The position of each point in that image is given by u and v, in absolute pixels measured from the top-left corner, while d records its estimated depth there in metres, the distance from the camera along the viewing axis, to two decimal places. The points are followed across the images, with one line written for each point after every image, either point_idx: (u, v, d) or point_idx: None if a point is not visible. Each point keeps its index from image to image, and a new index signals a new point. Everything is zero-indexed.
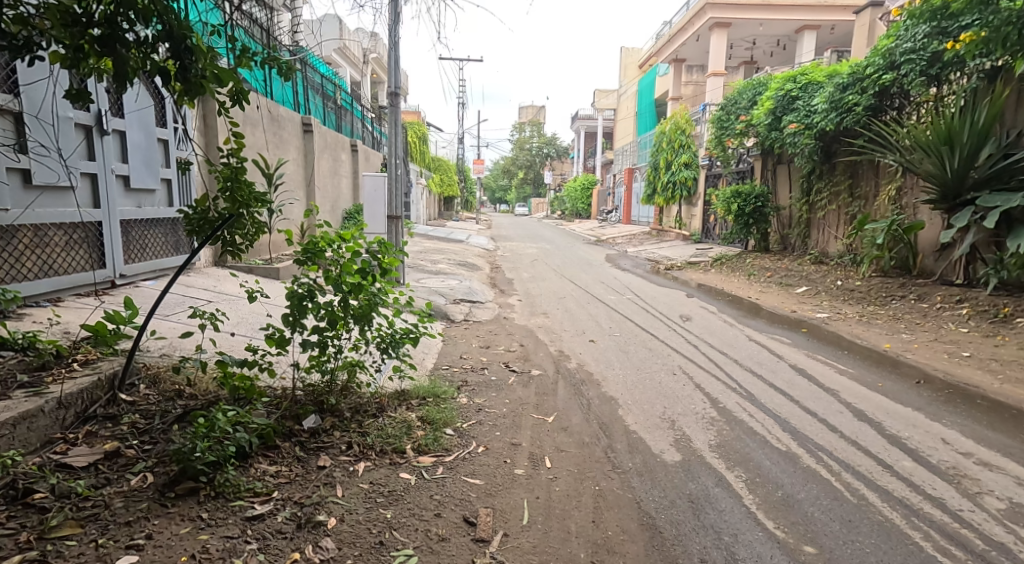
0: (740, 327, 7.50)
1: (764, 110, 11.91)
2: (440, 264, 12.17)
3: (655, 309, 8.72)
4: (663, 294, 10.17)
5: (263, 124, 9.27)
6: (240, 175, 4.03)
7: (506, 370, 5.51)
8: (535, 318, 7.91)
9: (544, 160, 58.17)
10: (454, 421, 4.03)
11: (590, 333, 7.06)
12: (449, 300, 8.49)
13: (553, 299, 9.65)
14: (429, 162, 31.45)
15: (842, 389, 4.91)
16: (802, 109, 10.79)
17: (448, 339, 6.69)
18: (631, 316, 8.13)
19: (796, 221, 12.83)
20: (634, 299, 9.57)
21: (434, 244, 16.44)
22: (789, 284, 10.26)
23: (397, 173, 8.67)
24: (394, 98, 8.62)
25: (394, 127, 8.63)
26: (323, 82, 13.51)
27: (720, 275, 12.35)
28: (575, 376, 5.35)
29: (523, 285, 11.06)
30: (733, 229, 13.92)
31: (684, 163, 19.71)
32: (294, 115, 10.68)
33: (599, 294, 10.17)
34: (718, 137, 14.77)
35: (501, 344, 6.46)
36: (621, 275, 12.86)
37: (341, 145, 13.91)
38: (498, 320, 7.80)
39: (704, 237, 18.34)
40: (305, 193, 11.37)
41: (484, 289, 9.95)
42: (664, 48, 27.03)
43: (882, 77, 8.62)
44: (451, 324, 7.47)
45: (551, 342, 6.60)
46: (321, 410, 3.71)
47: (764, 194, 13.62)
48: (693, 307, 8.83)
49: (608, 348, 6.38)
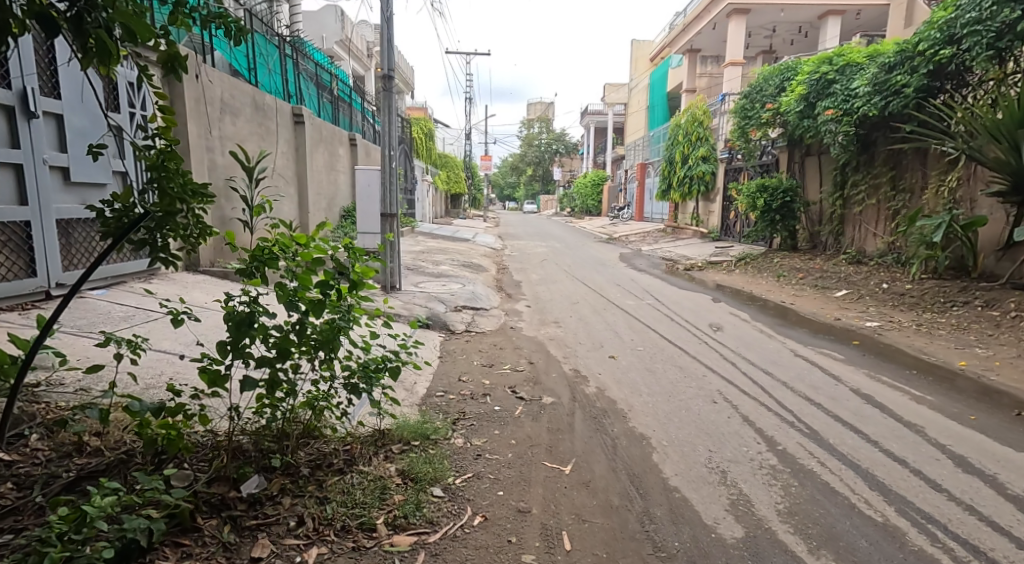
0: (779, 338, 6.58)
1: (795, 95, 10.94)
2: (442, 265, 11.32)
3: (680, 316, 7.80)
4: (686, 299, 9.25)
5: (245, 112, 8.42)
6: (172, 162, 3.18)
7: (512, 398, 4.62)
8: (546, 329, 7.02)
9: (553, 156, 57.25)
10: (445, 476, 3.17)
11: (608, 346, 6.17)
12: (450, 308, 7.62)
13: (565, 304, 8.76)
14: (435, 159, 30.57)
15: (927, 423, 4.00)
16: (840, 92, 9.83)
17: (446, 356, 5.80)
18: (654, 325, 7.22)
19: (828, 217, 11.85)
20: (655, 304, 8.66)
21: (439, 244, 15.59)
22: (826, 288, 9.31)
23: (391, 165, 7.82)
24: (387, 81, 7.75)
25: (388, 115, 7.77)
26: (318, 71, 12.68)
27: (745, 277, 11.41)
28: (595, 405, 4.46)
29: (532, 289, 10.19)
30: (758, 226, 12.95)
31: (702, 157, 18.72)
32: (282, 105, 9.82)
33: (616, 298, 9.27)
34: (740, 127, 13.76)
35: (507, 362, 5.57)
36: (637, 277, 11.95)
37: (338, 139, 13.06)
38: (504, 331, 6.91)
39: (724, 235, 17.38)
40: (297, 189, 10.53)
41: (490, 294, 9.08)
42: (678, 38, 26.00)
43: (937, 54, 7.69)
44: (451, 337, 6.61)
45: (564, 359, 5.71)
46: (270, 468, 2.85)
47: (792, 189, 12.64)
48: (722, 314, 7.92)
49: (631, 366, 5.47)
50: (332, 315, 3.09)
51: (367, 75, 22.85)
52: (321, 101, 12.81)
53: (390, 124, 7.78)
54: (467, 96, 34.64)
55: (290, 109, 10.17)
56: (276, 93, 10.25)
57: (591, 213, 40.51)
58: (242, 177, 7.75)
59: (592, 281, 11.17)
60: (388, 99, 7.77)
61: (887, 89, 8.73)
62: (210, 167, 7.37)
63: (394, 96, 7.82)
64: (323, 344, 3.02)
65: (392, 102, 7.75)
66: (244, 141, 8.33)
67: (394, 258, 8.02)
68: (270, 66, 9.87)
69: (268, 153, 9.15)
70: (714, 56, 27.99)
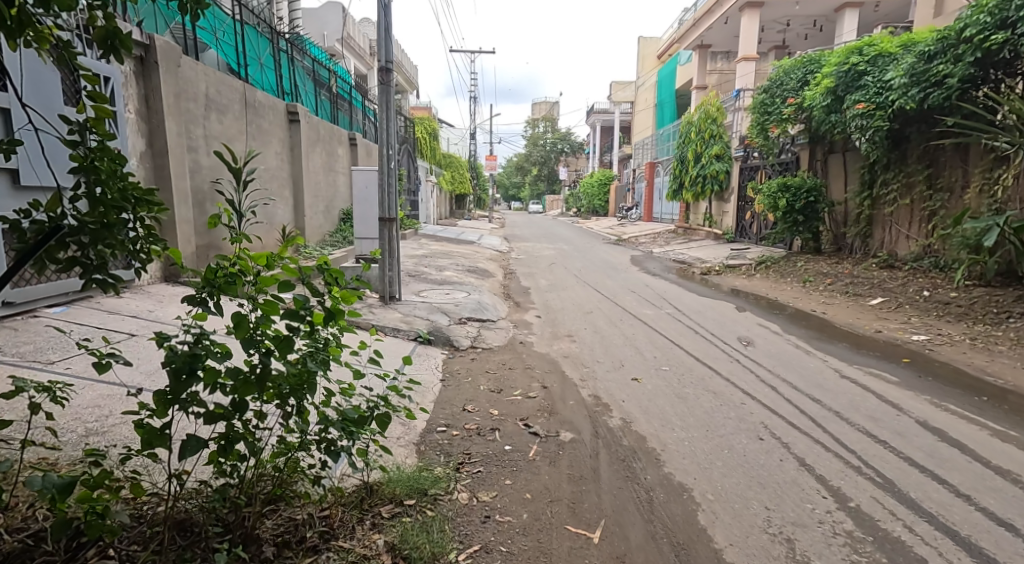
0: (820, 354, 5.92)
1: (822, 88, 10.26)
2: (445, 271, 10.70)
3: (705, 328, 7.16)
4: (708, 307, 8.60)
5: (234, 109, 7.84)
6: (107, 163, 2.56)
7: (525, 433, 4.00)
8: (559, 344, 6.39)
9: (559, 156, 56.57)
10: (445, 552, 2.62)
11: (630, 366, 5.55)
12: (454, 320, 7.00)
13: (578, 314, 8.11)
14: (440, 160, 30.02)
15: (1023, 470, 3.37)
16: (872, 84, 9.16)
17: (449, 379, 5.19)
18: (677, 340, 6.58)
19: (855, 218, 11.18)
20: (675, 314, 8.03)
21: (443, 247, 14.99)
22: (859, 295, 8.65)
23: (390, 165, 7.20)
24: (385, 74, 7.14)
25: (386, 111, 7.14)
26: (315, 67, 12.08)
27: (767, 282, 10.74)
28: (622, 442, 3.85)
29: (542, 296, 9.55)
30: (779, 228, 12.27)
31: (716, 155, 18.02)
32: (275, 102, 9.22)
33: (632, 307, 8.63)
34: (760, 123, 13.08)
35: (518, 388, 4.95)
36: (651, 282, 11.30)
37: (336, 138, 12.46)
38: (513, 348, 6.29)
39: (740, 236, 16.72)
40: (291, 192, 9.93)
41: (498, 303, 8.47)
42: (688, 33, 25.23)
43: (986, 40, 7.03)
44: (455, 355, 5.99)
45: (582, 382, 5.08)
46: (221, 551, 2.23)
47: (817, 188, 11.83)
48: (750, 326, 7.28)
49: (659, 392, 4.83)
50: (304, 352, 2.46)
51: (370, 73, 22.24)
52: (320, 98, 12.22)
53: (388, 120, 7.14)
54: (472, 94, 34.02)
55: (284, 106, 9.56)
56: (269, 89, 9.67)
57: (598, 213, 39.80)
58: (228, 179, 7.14)
59: (604, 287, 10.53)
60: (386, 92, 7.14)
61: (926, 80, 8.08)
62: (195, 170, 6.79)
63: (393, 91, 7.20)
64: (292, 388, 2.40)
65: (390, 96, 7.12)
66: (233, 141, 7.74)
67: (393, 266, 7.39)
68: (261, 61, 9.30)
69: (259, 153, 8.56)
70: (725, 51, 27.22)
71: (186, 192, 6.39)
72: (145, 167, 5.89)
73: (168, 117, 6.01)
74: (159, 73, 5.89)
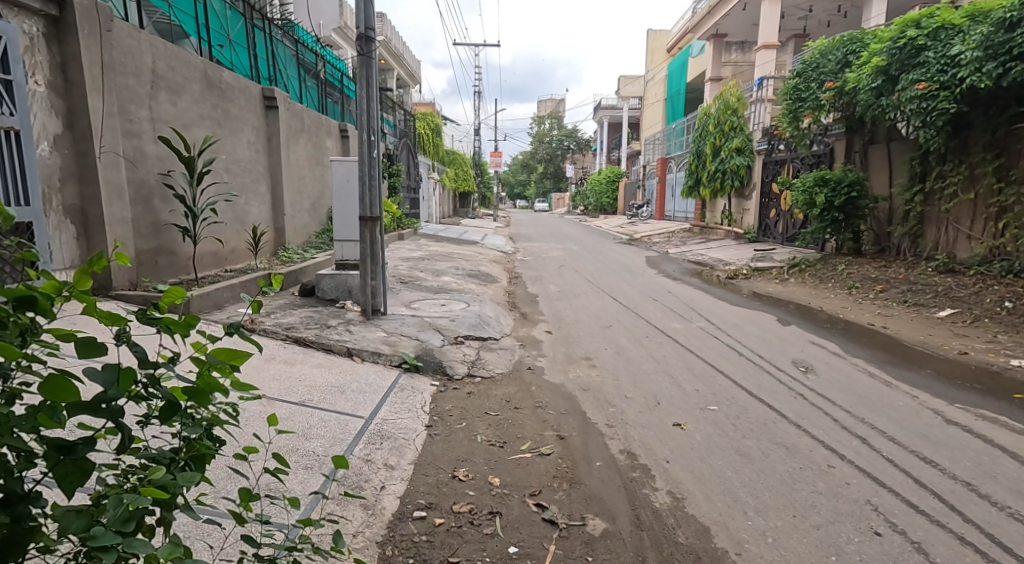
0: (904, 386, 4.72)
1: (870, 68, 9.04)
2: (444, 276, 9.56)
3: (749, 348, 5.97)
4: (746, 320, 7.40)
5: (194, 90, 6.70)
6: None
7: (538, 522, 2.84)
8: (577, 372, 5.21)
9: (565, 153, 55.34)
10: None
11: (669, 406, 4.37)
12: (449, 338, 5.85)
13: (596, 329, 6.93)
14: (443, 157, 28.89)
15: None
16: (933, 61, 7.95)
17: (439, 426, 4.04)
18: (720, 366, 5.38)
19: (902, 216, 9.99)
20: (709, 329, 6.85)
21: (444, 249, 13.86)
22: (922, 306, 7.47)
23: (372, 152, 6.02)
24: (365, 43, 5.96)
25: (367, 87, 5.97)
26: (300, 49, 10.91)
27: (805, 288, 9.54)
28: (678, 540, 2.68)
29: (552, 306, 8.37)
30: (814, 228, 11.08)
31: (736, 148, 16.74)
32: (248, 85, 8.07)
33: (658, 320, 7.44)
34: (791, 111, 11.79)
35: (527, 442, 3.79)
36: (674, 288, 10.14)
37: (325, 130, 11.32)
38: (519, 376, 5.12)
39: (764, 236, 15.52)
40: (270, 187, 8.79)
41: (502, 316, 7.30)
42: (701, 22, 23.95)
43: None
44: (447, 388, 4.83)
45: (609, 433, 3.91)
46: None
47: (859, 181, 10.60)
48: (804, 344, 6.08)
49: (712, 446, 3.67)
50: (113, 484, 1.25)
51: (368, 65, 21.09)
52: (305, 85, 11.09)
53: (369, 98, 5.98)
54: (477, 89, 32.88)
55: (259, 91, 8.42)
56: (242, 69, 8.60)
57: (606, 210, 38.60)
58: (180, 172, 6.13)
59: (622, 294, 9.36)
60: (366, 65, 5.98)
61: (1005, 52, 6.95)
62: (139, 160, 5.66)
63: (374, 66, 6.01)
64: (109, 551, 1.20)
65: (371, 70, 5.97)
66: (192, 127, 6.61)
67: (378, 276, 6.21)
68: (230, 37, 8.25)
69: (226, 143, 7.43)
70: (740, 41, 25.92)
71: (122, 187, 5.26)
72: (64, 154, 4.76)
73: (92, 91, 4.86)
74: (79, 37, 4.75)
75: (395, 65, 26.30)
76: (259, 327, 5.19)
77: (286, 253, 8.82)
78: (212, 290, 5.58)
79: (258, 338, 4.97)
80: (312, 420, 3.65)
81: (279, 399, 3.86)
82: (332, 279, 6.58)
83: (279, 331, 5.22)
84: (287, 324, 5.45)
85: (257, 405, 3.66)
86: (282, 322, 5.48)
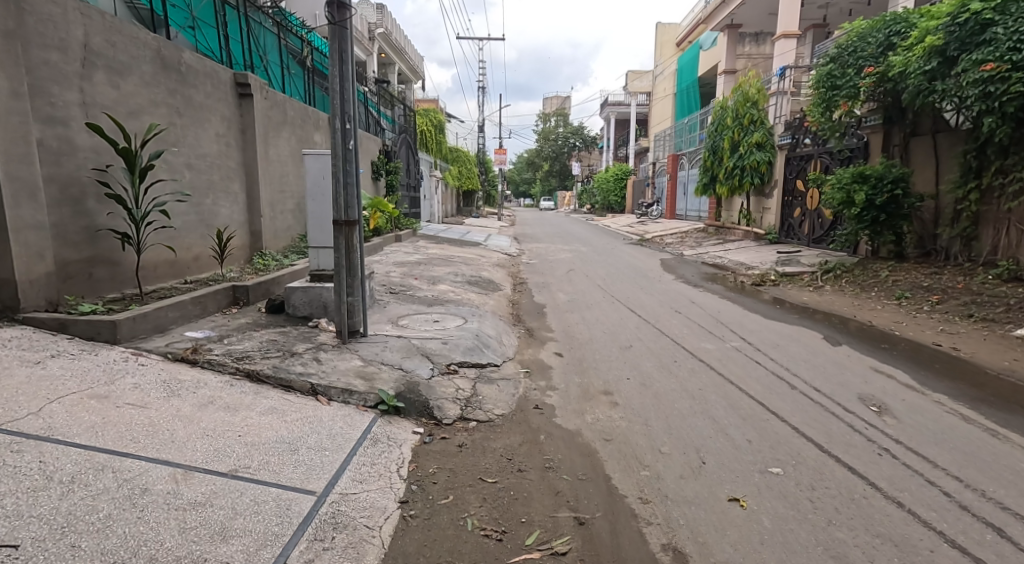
0: (1017, 439, 3.71)
1: (922, 48, 7.99)
2: (441, 284, 8.58)
3: (803, 379, 4.94)
4: (788, 338, 6.38)
5: (144, 72, 5.71)
6: None
7: None
8: (597, 416, 4.19)
9: (570, 151, 54.28)
10: None
11: (720, 469, 3.35)
12: (441, 367, 4.85)
13: (614, 351, 5.90)
14: (446, 154, 27.88)
15: None
16: (1005, 37, 6.92)
17: (418, 502, 3.05)
18: (773, 404, 4.36)
19: (954, 216, 9.00)
20: (746, 351, 5.83)
21: (443, 251, 12.90)
22: (993, 322, 6.46)
23: (347, 143, 5.03)
24: (338, 9, 4.95)
25: (341, 64, 4.97)
26: (285, 34, 9.92)
27: (846, 298, 8.52)
28: None
29: (562, 320, 7.35)
30: (851, 229, 10.02)
31: (756, 143, 15.66)
32: (217, 69, 7.06)
33: (685, 337, 6.43)
34: (824, 100, 10.65)
35: (534, 533, 2.79)
36: (697, 296, 9.12)
37: (312, 123, 10.32)
38: (525, 420, 4.13)
39: (788, 237, 14.50)
40: (244, 185, 7.80)
41: (505, 334, 6.29)
42: (715, 11, 22.83)
43: None
44: (433, 437, 3.84)
45: (646, 517, 2.91)
46: None
47: (904, 177, 9.53)
48: (866, 374, 5.06)
49: (791, 542, 2.67)
50: None
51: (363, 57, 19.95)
52: (289, 72, 10.09)
53: (344, 77, 4.98)
54: (481, 84, 31.82)
55: (231, 76, 7.42)
56: (211, 53, 7.68)
57: (614, 209, 37.53)
58: (120, 166, 5.13)
59: (640, 304, 8.36)
60: (340, 37, 4.98)
61: None
62: (66, 153, 4.68)
63: (350, 39, 5.02)
64: None
65: (346, 43, 4.97)
66: (140, 115, 5.62)
67: (356, 290, 5.21)
68: (194, 15, 7.32)
69: (187, 134, 6.45)
70: (754, 32, 24.79)
71: (39, 186, 4.29)
72: None
73: None
74: None
75: (395, 59, 25.24)
76: (203, 358, 4.18)
77: (261, 260, 7.84)
78: (151, 310, 4.55)
79: (198, 373, 3.96)
80: (240, 505, 2.65)
81: (201, 469, 2.85)
82: (304, 293, 5.59)
83: (228, 362, 4.22)
84: (240, 351, 4.44)
85: (165, 481, 2.66)
86: (234, 349, 4.47)
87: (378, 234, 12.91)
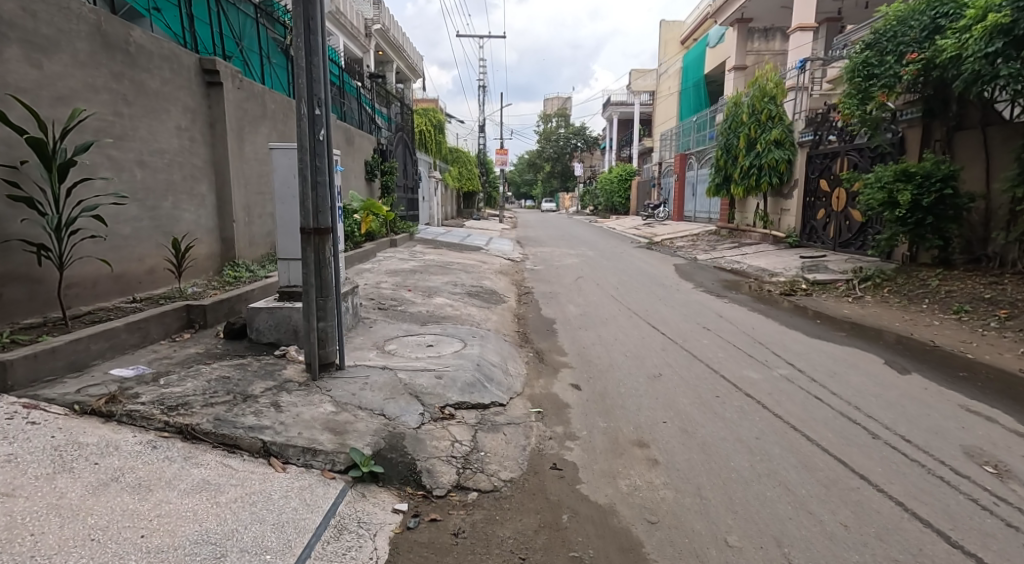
0: None
1: (981, 29, 7.02)
2: (437, 296, 7.62)
3: (885, 423, 3.97)
4: (844, 364, 5.40)
5: (78, 50, 4.76)
6: None
7: None
8: (634, 482, 3.22)
9: (572, 151, 53.30)
10: None
11: None
12: (432, 410, 3.88)
13: (641, 382, 4.93)
14: (445, 155, 26.88)
15: None
16: None
17: None
18: (861, 464, 3.39)
19: (1013, 217, 8.05)
20: (800, 382, 4.87)
21: (441, 258, 11.90)
22: None
23: (316, 132, 4.07)
24: None
25: (306, 34, 4.00)
26: (265, 17, 8.95)
27: (893, 311, 7.56)
28: None
29: (575, 340, 6.38)
30: (891, 231, 9.06)
31: (775, 140, 14.62)
32: (177, 52, 6.11)
33: (723, 363, 5.45)
34: (859, 91, 9.66)
35: None
36: (723, 309, 8.15)
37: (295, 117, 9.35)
38: (541, 489, 3.17)
39: (811, 240, 13.54)
40: (213, 185, 6.85)
41: (511, 361, 5.31)
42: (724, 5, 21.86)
43: None
44: (421, 517, 2.89)
45: None
46: None
47: (953, 174, 8.56)
48: (959, 416, 4.10)
49: None
50: None
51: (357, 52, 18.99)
52: (269, 60, 9.12)
53: (311, 50, 4.02)
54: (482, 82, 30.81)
55: (196, 60, 6.47)
56: (172, 33, 6.74)
57: (618, 211, 36.47)
58: (38, 163, 4.19)
59: (661, 319, 7.38)
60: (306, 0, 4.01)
61: None
62: None
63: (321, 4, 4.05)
64: None
65: (313, 9, 4.00)
66: (72, 102, 4.67)
67: (330, 313, 4.24)
68: None
69: (139, 126, 5.51)
70: (766, 27, 23.79)
71: None
72: None
73: None
74: None
75: (393, 56, 24.24)
76: (122, 409, 3.20)
77: (233, 272, 6.89)
78: (65, 343, 3.59)
79: (110, 433, 3.00)
80: None
81: None
82: (269, 315, 4.63)
83: (155, 413, 3.23)
84: (176, 397, 3.46)
85: None
86: (168, 393, 3.49)
87: (370, 239, 11.93)
